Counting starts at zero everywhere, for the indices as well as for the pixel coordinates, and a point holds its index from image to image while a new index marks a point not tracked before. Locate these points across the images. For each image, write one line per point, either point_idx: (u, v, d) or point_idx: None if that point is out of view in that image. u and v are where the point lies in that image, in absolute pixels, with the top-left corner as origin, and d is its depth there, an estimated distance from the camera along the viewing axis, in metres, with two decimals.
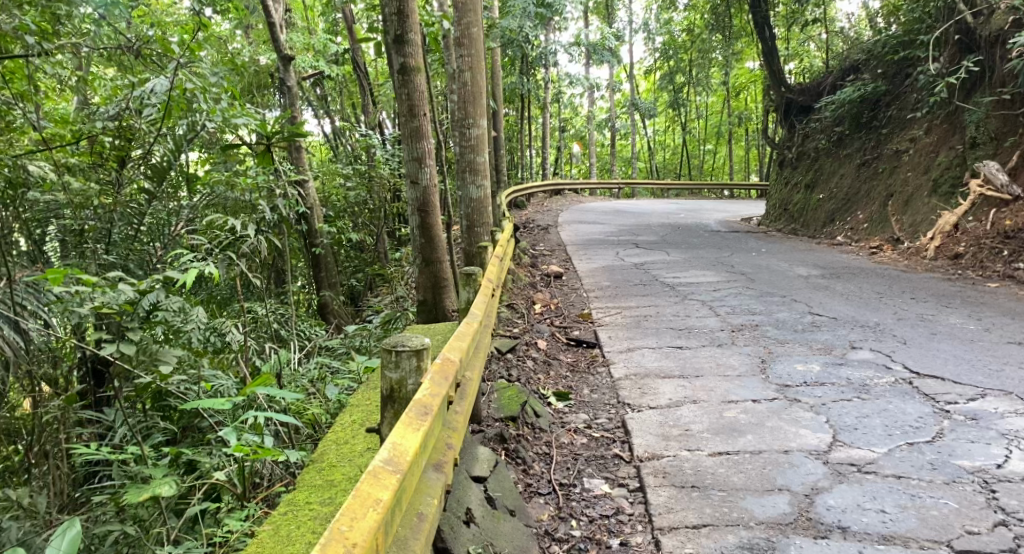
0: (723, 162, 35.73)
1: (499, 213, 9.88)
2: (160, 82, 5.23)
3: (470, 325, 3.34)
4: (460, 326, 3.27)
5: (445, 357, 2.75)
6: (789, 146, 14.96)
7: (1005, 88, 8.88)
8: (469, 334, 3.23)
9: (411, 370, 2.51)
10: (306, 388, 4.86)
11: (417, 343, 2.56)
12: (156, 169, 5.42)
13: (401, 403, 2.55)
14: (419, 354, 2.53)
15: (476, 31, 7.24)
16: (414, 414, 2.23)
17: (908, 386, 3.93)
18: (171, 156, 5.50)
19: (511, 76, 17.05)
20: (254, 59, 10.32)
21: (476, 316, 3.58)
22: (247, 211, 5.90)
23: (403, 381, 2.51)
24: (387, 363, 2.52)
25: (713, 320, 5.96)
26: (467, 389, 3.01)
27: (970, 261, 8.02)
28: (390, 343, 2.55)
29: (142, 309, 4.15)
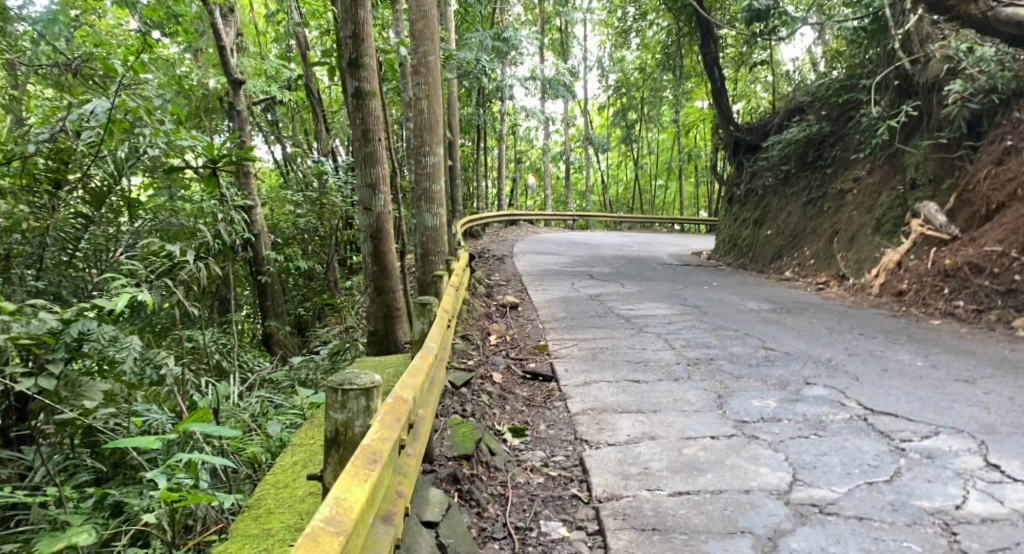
0: (674, 198, 36.51)
1: (454, 243, 9.77)
2: (101, 102, 5.00)
3: (424, 360, 3.19)
4: (415, 361, 3.12)
5: (397, 395, 2.60)
6: (738, 183, 15.34)
7: (942, 133, 9.30)
8: (424, 369, 3.08)
9: (359, 411, 2.34)
10: (245, 425, 4.62)
11: (367, 382, 2.39)
12: (93, 193, 5.19)
13: (347, 447, 2.36)
14: (368, 393, 2.36)
15: (433, 59, 7.18)
16: (360, 462, 2.07)
17: (863, 423, 3.93)
18: (111, 180, 5.29)
19: (467, 107, 17.12)
20: (203, 82, 10.08)
21: (432, 349, 3.44)
22: (188, 237, 5.67)
23: (349, 422, 2.34)
24: (332, 404, 2.36)
25: (669, 353, 5.93)
26: (421, 429, 2.85)
27: (913, 298, 8.26)
28: (336, 381, 2.38)
29: (67, 339, 3.89)
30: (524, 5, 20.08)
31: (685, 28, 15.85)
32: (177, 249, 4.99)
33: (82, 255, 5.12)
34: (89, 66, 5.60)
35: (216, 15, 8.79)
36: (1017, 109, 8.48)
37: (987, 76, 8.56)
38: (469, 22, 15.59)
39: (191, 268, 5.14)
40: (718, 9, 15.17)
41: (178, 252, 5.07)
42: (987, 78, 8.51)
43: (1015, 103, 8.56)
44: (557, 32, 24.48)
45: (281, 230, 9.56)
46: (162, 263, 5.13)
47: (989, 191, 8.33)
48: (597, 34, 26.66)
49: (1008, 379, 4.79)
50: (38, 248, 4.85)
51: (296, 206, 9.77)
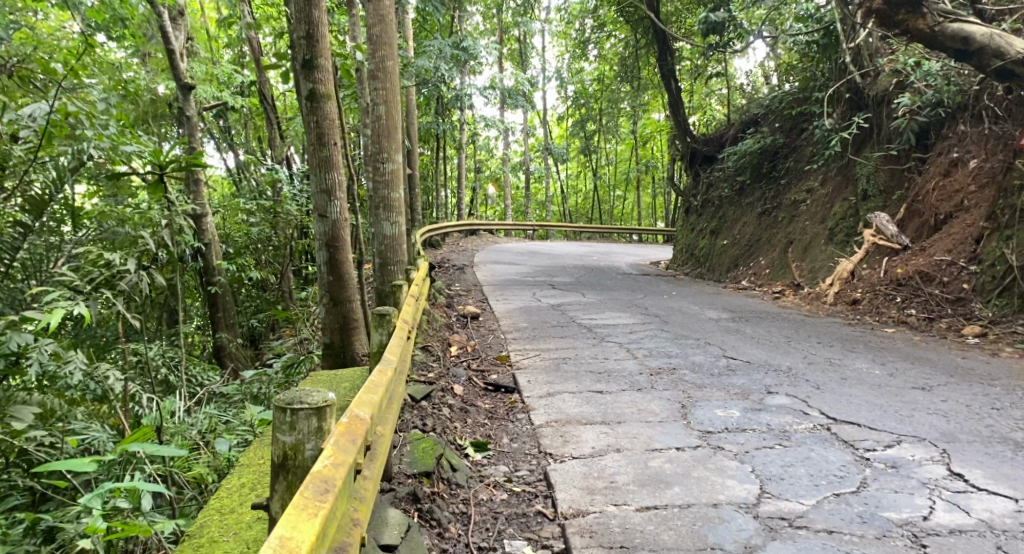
0: (632, 208, 36.86)
1: (413, 252, 9.59)
2: (39, 106, 4.93)
3: (382, 373, 3.06)
4: (373, 376, 2.97)
5: (352, 414, 2.47)
6: (694, 194, 15.50)
7: (891, 145, 9.56)
8: (383, 383, 2.95)
9: (310, 432, 2.21)
10: (192, 443, 4.41)
11: (318, 400, 2.24)
12: (31, 200, 5.06)
13: (297, 473, 2.22)
14: (320, 413, 2.22)
15: (391, 64, 7.00)
16: (308, 495, 1.95)
17: (827, 433, 3.93)
18: (53, 188, 5.19)
19: (426, 116, 16.97)
20: (151, 88, 9.74)
21: (391, 362, 3.30)
22: (129, 246, 5.29)
23: (299, 445, 2.20)
24: (280, 425, 2.21)
25: (631, 363, 5.88)
26: (379, 448, 2.72)
27: (866, 307, 8.41)
28: (285, 400, 2.22)
29: None
30: (482, 15, 20.06)
31: (642, 40, 16.03)
32: (116, 257, 4.74)
33: (20, 262, 5.13)
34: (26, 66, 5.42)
35: (163, 17, 8.50)
36: (962, 122, 8.77)
37: (933, 89, 8.83)
38: (428, 30, 15.46)
39: (133, 278, 4.88)
40: (674, 23, 15.38)
41: (117, 261, 4.79)
42: (933, 92, 8.81)
43: (960, 115, 8.83)
44: (516, 42, 24.52)
45: (233, 239, 9.28)
46: (100, 271, 4.82)
47: (938, 202, 8.58)
48: (556, 46, 26.83)
49: (962, 387, 4.87)
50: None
51: (249, 215, 9.48)
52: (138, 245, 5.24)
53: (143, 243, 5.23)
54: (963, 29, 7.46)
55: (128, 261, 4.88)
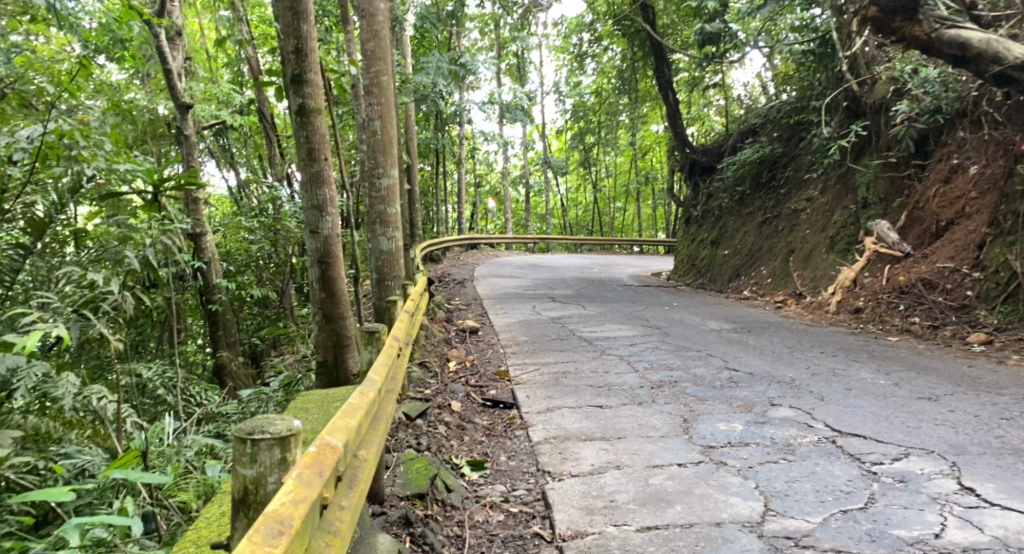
0: (632, 219, 36.83)
1: (412, 268, 9.52)
2: (35, 128, 5.00)
3: (363, 396, 2.92)
4: (353, 397, 2.85)
5: (322, 443, 2.34)
6: (694, 204, 15.45)
7: (891, 152, 9.51)
8: (363, 407, 2.81)
9: (273, 464, 2.14)
10: (184, 467, 4.34)
11: (282, 429, 2.16)
12: (31, 222, 5.18)
13: (258, 508, 2.15)
14: (283, 443, 2.15)
15: (386, 80, 7.03)
16: (260, 537, 1.81)
17: (832, 446, 3.83)
18: (54, 210, 5.30)
19: (425, 131, 16.98)
20: (150, 107, 9.74)
21: (375, 384, 3.16)
22: (111, 265, 5.11)
23: (261, 478, 2.13)
24: (242, 458, 2.14)
25: (632, 376, 5.78)
26: (357, 477, 2.57)
27: (869, 315, 8.31)
28: (247, 430, 2.16)
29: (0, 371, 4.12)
30: (480, 31, 20.15)
31: (640, 53, 16.06)
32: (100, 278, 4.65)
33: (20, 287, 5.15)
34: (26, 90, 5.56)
35: (160, 38, 8.50)
36: (961, 128, 8.71)
37: (932, 96, 8.79)
38: (426, 46, 15.50)
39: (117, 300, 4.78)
40: (671, 35, 15.41)
41: (103, 282, 4.72)
42: (931, 99, 8.77)
43: (959, 121, 8.78)
44: (514, 57, 24.62)
45: (232, 258, 9.26)
46: (84, 293, 4.75)
47: (939, 209, 8.50)
48: (554, 60, 26.93)
49: (970, 396, 4.76)
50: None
51: (249, 232, 9.46)
52: (123, 267, 5.12)
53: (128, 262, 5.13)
54: (960, 35, 7.41)
55: (111, 282, 4.79)
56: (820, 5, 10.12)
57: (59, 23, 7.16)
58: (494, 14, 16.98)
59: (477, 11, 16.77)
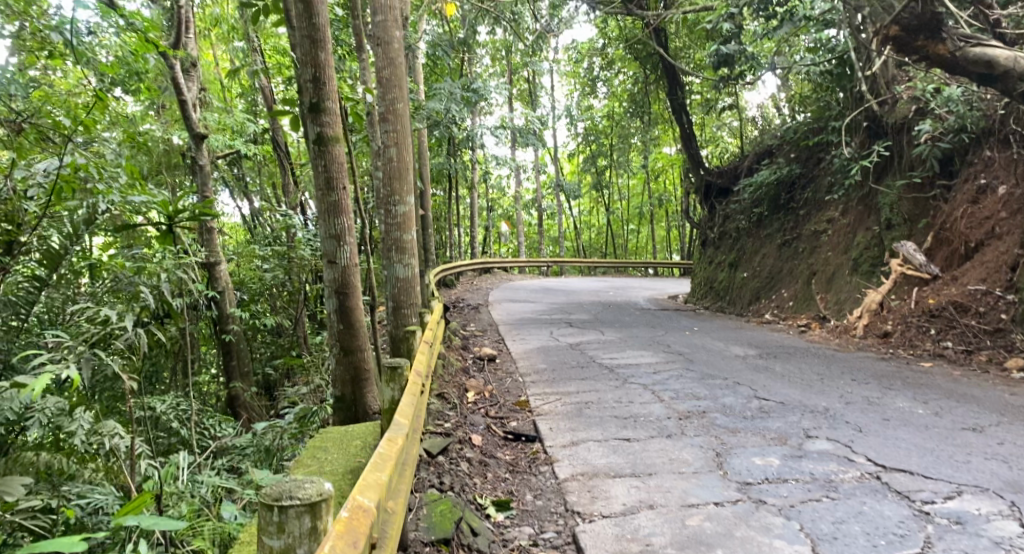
0: (646, 242, 36.62)
1: (427, 295, 9.39)
2: (50, 162, 4.92)
3: (391, 444, 2.84)
4: (382, 447, 2.78)
5: (354, 505, 2.26)
6: (711, 226, 15.27)
7: (915, 173, 9.27)
8: (392, 457, 2.74)
9: (303, 533, 2.00)
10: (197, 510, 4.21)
11: (312, 495, 2.03)
12: (47, 254, 5.14)
13: None
14: (313, 511, 2.01)
15: (401, 106, 6.96)
16: None
17: (878, 483, 3.63)
18: (69, 241, 5.23)
19: (438, 157, 16.99)
20: (165, 138, 9.78)
21: (402, 428, 3.08)
22: (128, 301, 5.14)
23: (289, 550, 2.00)
24: (268, 526, 2.01)
25: (657, 407, 5.59)
26: (388, 534, 2.50)
27: (898, 340, 8.09)
28: (274, 496, 2.03)
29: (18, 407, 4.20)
30: (491, 57, 20.26)
31: (651, 76, 16.04)
32: (113, 315, 4.61)
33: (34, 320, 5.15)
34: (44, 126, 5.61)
35: (175, 70, 8.56)
36: (988, 147, 8.52)
37: (956, 115, 8.61)
38: (438, 73, 15.56)
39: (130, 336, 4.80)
40: (684, 57, 15.37)
41: (114, 317, 4.67)
42: (957, 118, 8.57)
43: (986, 141, 8.59)
44: (525, 82, 24.74)
45: (247, 286, 9.32)
46: (96, 329, 4.68)
47: (967, 230, 8.29)
48: (564, 84, 27.03)
49: (1016, 427, 4.54)
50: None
51: (264, 260, 9.43)
52: (138, 302, 5.10)
53: (143, 298, 5.11)
54: (987, 52, 7.27)
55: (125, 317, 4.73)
56: (836, 26, 10.05)
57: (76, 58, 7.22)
58: (505, 40, 17.07)
59: (488, 38, 16.87)
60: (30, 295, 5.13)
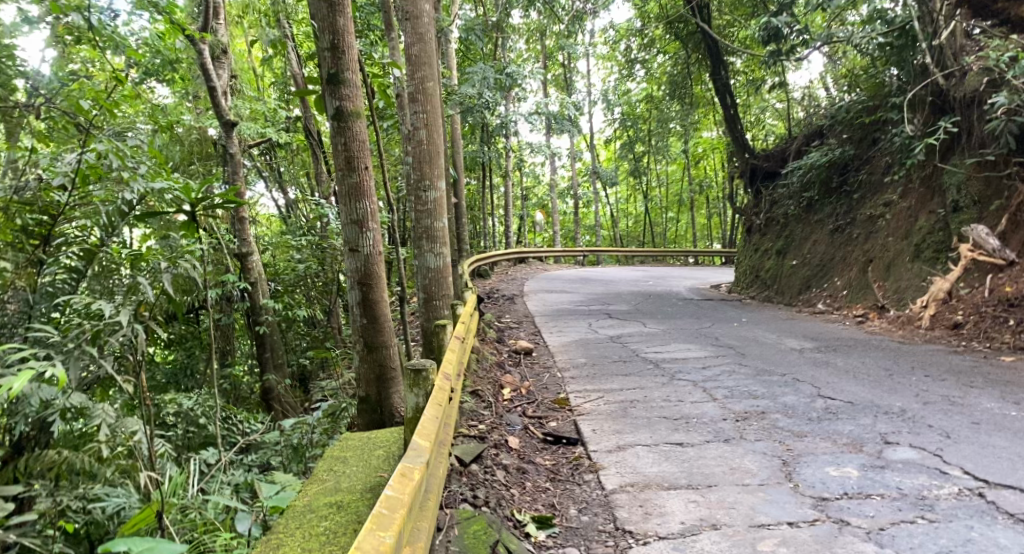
0: (685, 230, 35.53)
1: (461, 286, 9.02)
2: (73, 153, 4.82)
3: (403, 482, 2.40)
4: (392, 490, 2.33)
5: None
6: (756, 212, 14.52)
7: (987, 150, 8.53)
8: (403, 503, 2.29)
9: None
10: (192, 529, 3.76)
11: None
12: (85, 246, 4.78)
13: None
14: None
15: (432, 85, 6.53)
16: None
17: (982, 502, 3.20)
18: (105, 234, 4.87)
19: (472, 144, 16.56)
20: (195, 128, 9.56)
21: (421, 456, 2.65)
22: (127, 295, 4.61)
23: None
24: None
25: (710, 406, 5.11)
26: None
27: (972, 332, 7.45)
28: None
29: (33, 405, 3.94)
30: (526, 42, 19.70)
31: (694, 55, 15.33)
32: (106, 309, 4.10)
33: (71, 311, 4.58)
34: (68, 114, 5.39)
35: (206, 56, 8.24)
36: None
37: None
38: (471, 58, 15.10)
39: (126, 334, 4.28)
40: (727, 34, 14.65)
41: (108, 311, 4.20)
42: None
43: None
44: (560, 67, 24.09)
45: (281, 277, 9.13)
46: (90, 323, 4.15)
47: None
48: (601, 69, 26.29)
49: None
50: (24, 304, 4.56)
51: (297, 251, 9.25)
52: (135, 295, 4.60)
53: (140, 290, 4.64)
54: None
55: (120, 312, 4.26)
56: None
57: (106, 45, 7.04)
58: (539, 23, 16.52)
59: (521, 22, 16.36)
60: (68, 287, 4.73)
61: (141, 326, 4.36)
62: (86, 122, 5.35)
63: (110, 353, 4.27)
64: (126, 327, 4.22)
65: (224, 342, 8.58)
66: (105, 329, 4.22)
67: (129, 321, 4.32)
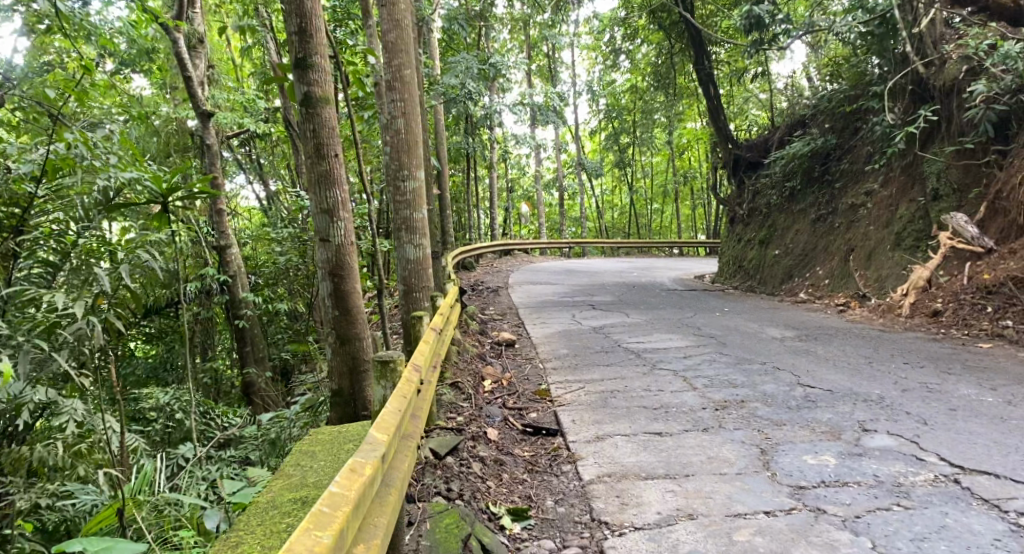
0: (671, 221, 35.58)
1: (443, 278, 8.96)
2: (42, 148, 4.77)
3: (352, 478, 2.33)
4: (337, 487, 2.26)
5: None
6: (739, 203, 14.54)
7: (966, 138, 8.57)
8: (347, 501, 2.22)
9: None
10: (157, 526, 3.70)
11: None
12: (59, 239, 4.71)
13: None
14: None
15: (409, 73, 6.45)
16: None
17: (958, 488, 3.19)
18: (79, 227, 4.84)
19: (455, 136, 16.43)
20: (171, 119, 9.40)
21: (376, 449, 2.57)
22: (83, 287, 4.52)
23: None
24: None
25: (690, 395, 5.09)
26: None
27: (950, 319, 7.50)
28: None
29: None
30: (510, 32, 19.57)
31: (677, 45, 15.29)
32: (61, 302, 4.02)
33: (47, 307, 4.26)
34: (37, 107, 5.30)
35: (180, 45, 8.09)
36: None
37: (1012, 73, 7.88)
38: (454, 48, 14.97)
39: (82, 329, 4.14)
40: (710, 24, 14.60)
41: (62, 301, 4.16)
42: (1013, 76, 7.87)
43: None
44: (545, 58, 23.97)
45: (261, 270, 9.03)
46: (44, 316, 4.16)
47: None
48: (586, 60, 26.20)
49: None
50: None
51: (277, 243, 9.14)
52: (92, 286, 4.51)
53: (97, 282, 4.50)
54: None
55: (74, 303, 4.19)
56: None
57: (77, 33, 6.88)
58: (522, 13, 16.40)
59: (504, 11, 16.24)
60: (44, 281, 4.68)
61: (97, 320, 4.21)
62: (54, 113, 5.22)
63: (70, 347, 4.14)
64: (81, 320, 4.12)
65: (203, 336, 8.47)
66: (58, 321, 4.13)
67: (82, 315, 4.20)
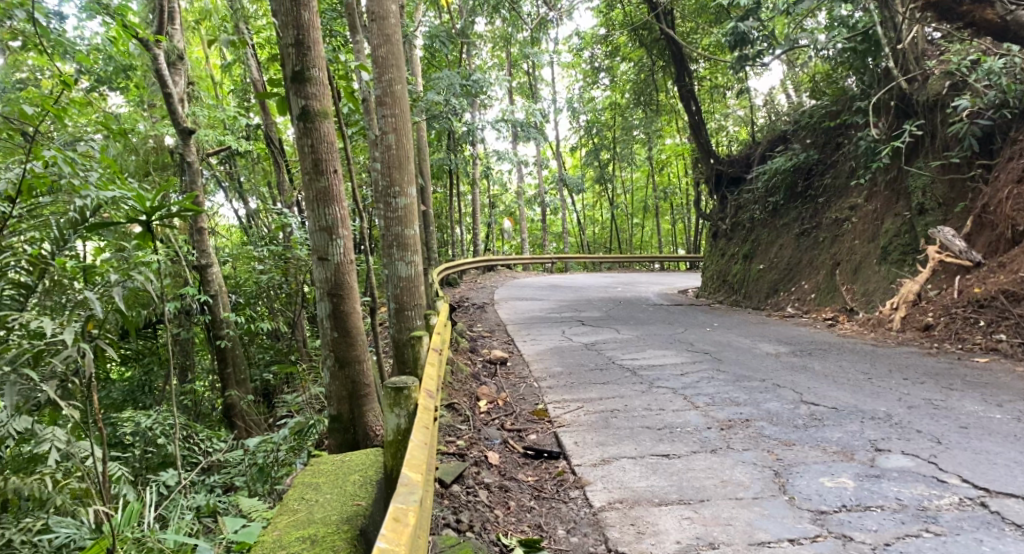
0: (651, 236, 35.63)
1: (431, 295, 8.81)
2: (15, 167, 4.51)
3: (398, 529, 2.23)
4: (386, 540, 2.16)
5: None
6: (721, 218, 14.55)
7: (951, 153, 8.64)
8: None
9: None
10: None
11: None
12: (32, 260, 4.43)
13: None
14: None
15: (399, 88, 6.34)
16: None
17: (987, 512, 3.17)
18: (57, 248, 4.58)
19: (437, 152, 16.30)
20: (149, 136, 9.13)
21: (414, 493, 2.48)
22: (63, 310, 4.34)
23: None
24: None
25: (693, 415, 4.97)
26: None
27: (943, 333, 7.49)
28: None
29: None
30: (490, 50, 19.56)
31: (658, 63, 15.37)
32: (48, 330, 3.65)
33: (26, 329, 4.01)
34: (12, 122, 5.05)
35: (161, 60, 7.87)
36: None
37: (996, 89, 7.99)
38: (436, 65, 14.85)
39: (71, 357, 3.84)
40: (691, 41, 14.68)
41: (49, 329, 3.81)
42: (997, 92, 7.97)
43: None
44: (525, 75, 24.02)
45: (243, 288, 8.81)
46: (31, 344, 3.82)
47: (1012, 212, 7.62)
48: (566, 77, 26.29)
49: None
50: None
51: (260, 262, 8.92)
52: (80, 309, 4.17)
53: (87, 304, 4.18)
54: None
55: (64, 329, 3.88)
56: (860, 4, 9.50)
57: (55, 49, 6.65)
58: (504, 30, 16.38)
59: (486, 29, 16.20)
60: (15, 304, 4.45)
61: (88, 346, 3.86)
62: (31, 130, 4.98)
63: (53, 377, 3.88)
64: (70, 348, 3.76)
65: (184, 357, 8.18)
66: (46, 349, 3.85)
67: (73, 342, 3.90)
